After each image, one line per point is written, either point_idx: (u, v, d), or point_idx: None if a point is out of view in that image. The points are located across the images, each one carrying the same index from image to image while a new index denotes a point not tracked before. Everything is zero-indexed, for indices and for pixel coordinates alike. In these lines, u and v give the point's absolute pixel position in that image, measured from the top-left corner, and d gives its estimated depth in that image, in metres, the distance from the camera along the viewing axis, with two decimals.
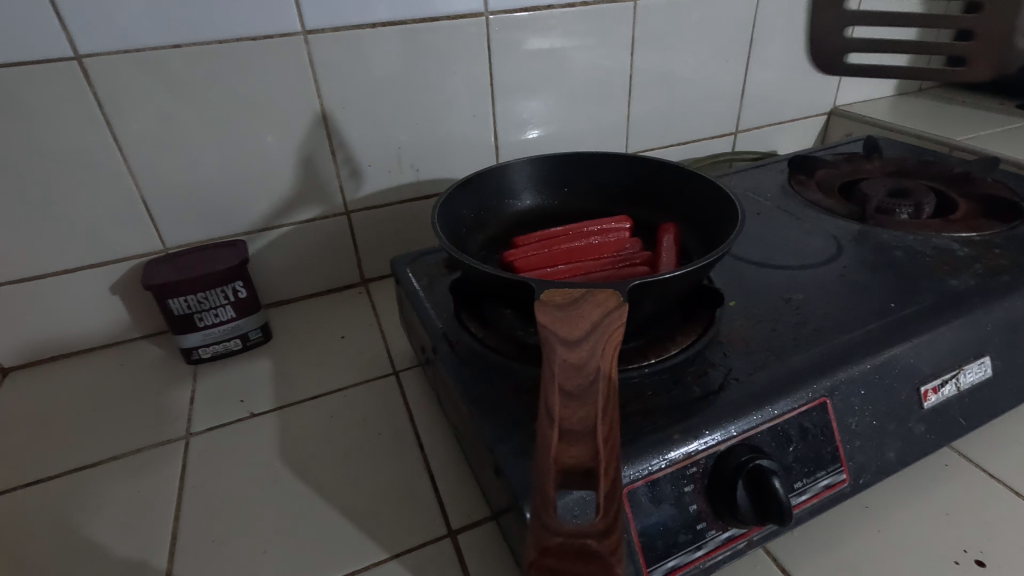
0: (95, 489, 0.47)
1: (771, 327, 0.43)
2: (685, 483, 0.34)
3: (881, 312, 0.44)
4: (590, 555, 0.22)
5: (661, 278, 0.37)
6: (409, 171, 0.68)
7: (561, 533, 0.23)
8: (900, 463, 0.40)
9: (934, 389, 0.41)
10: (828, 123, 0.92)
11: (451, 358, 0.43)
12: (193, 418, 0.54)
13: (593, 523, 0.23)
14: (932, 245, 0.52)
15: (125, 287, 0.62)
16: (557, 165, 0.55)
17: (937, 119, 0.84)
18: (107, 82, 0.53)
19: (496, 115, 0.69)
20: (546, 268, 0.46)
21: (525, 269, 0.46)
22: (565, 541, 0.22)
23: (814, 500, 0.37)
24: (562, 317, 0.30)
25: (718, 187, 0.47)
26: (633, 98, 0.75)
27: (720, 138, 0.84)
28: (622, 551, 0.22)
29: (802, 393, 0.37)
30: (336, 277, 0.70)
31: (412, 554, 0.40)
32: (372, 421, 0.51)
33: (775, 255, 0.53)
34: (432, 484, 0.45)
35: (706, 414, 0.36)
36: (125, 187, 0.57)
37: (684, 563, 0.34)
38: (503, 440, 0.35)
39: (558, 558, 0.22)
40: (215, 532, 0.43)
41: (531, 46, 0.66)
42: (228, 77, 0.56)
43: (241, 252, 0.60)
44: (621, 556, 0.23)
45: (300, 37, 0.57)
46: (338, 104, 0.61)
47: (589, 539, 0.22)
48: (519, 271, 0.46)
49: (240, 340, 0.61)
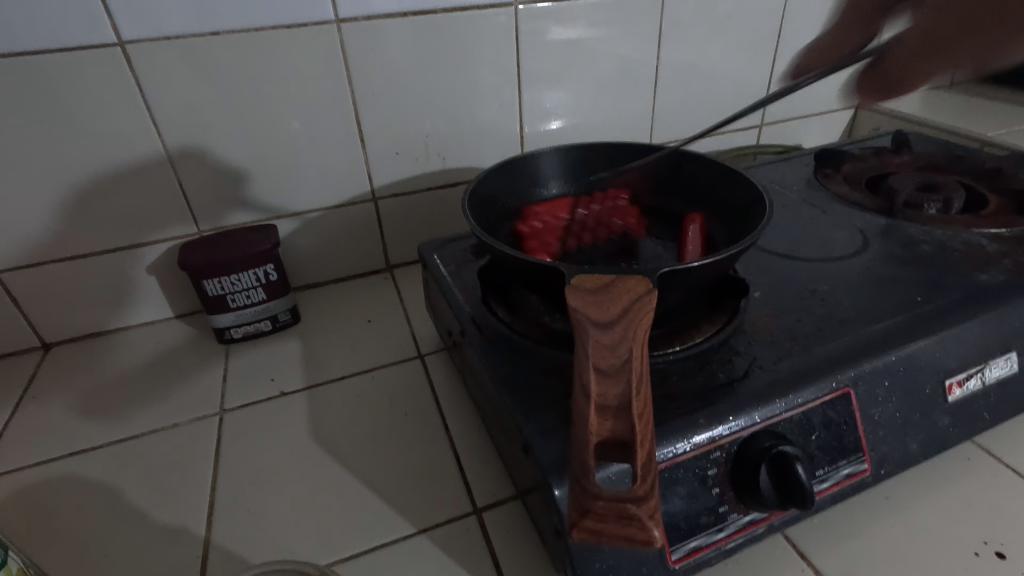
0: (135, 459, 0.50)
1: (796, 318, 0.43)
2: (709, 467, 0.35)
3: (908, 305, 0.44)
4: (630, 518, 0.24)
5: (689, 266, 0.37)
6: (436, 159, 0.69)
7: (603, 497, 0.24)
8: (923, 455, 0.40)
9: (959, 383, 0.41)
10: (856, 116, 0.91)
11: (479, 341, 0.44)
12: (225, 395, 0.56)
13: (632, 489, 0.24)
14: (961, 240, 0.52)
15: (161, 268, 0.64)
16: (584, 155, 0.56)
17: (969, 113, 0.83)
18: (148, 68, 0.55)
19: (522, 105, 0.70)
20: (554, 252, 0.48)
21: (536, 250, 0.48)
22: (608, 505, 0.24)
23: (835, 488, 0.37)
24: (593, 300, 0.31)
25: (746, 177, 0.47)
26: (658, 90, 0.75)
27: (745, 131, 0.84)
28: (660, 515, 0.24)
29: (827, 383, 0.38)
30: (362, 263, 0.72)
31: (438, 529, 0.41)
32: (399, 402, 0.53)
33: (800, 248, 0.53)
34: (457, 463, 0.46)
35: (731, 400, 0.37)
36: (163, 170, 0.59)
37: (706, 544, 0.35)
38: (531, 420, 0.36)
39: (600, 521, 0.24)
40: (249, 503, 0.44)
41: (559, 36, 0.67)
42: (262, 64, 0.58)
43: (272, 235, 0.62)
44: (660, 521, 0.24)
45: (333, 25, 0.58)
46: (368, 92, 0.62)
47: (629, 504, 0.24)
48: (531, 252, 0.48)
49: (270, 322, 0.63)
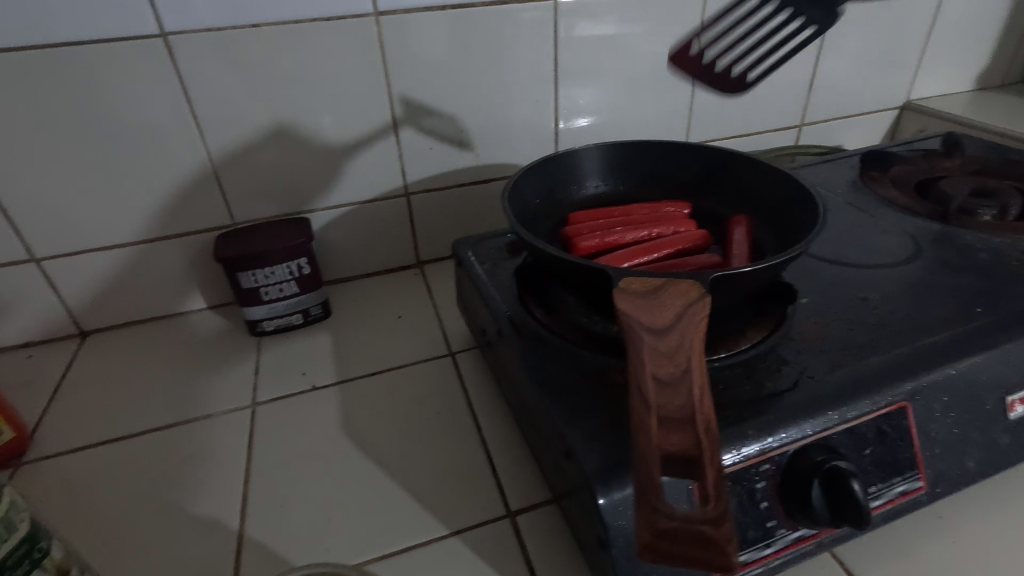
0: (170, 449, 0.50)
1: (847, 327, 0.42)
2: (757, 480, 0.34)
3: (966, 317, 0.42)
4: (704, 541, 0.23)
5: (739, 271, 0.36)
6: (469, 155, 0.68)
7: (674, 517, 0.23)
8: (981, 473, 0.38)
9: (1021, 399, 0.39)
10: (900, 117, 0.87)
11: (516, 341, 0.43)
12: (258, 388, 0.56)
13: (706, 511, 0.23)
14: (1019, 249, 0.50)
15: (196, 259, 0.64)
16: (625, 153, 0.54)
17: (1022, 116, 0.79)
18: (189, 60, 0.55)
19: (557, 102, 0.68)
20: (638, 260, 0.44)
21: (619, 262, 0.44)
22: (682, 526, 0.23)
23: (888, 506, 0.36)
24: (643, 304, 0.30)
25: (796, 180, 0.46)
26: (696, 88, 0.73)
27: (784, 131, 0.81)
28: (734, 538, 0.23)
29: (882, 396, 0.36)
30: (393, 258, 0.72)
31: (472, 532, 0.41)
32: (430, 400, 0.52)
33: (848, 253, 0.51)
34: (491, 465, 0.45)
35: (781, 411, 0.35)
36: (200, 162, 0.60)
37: (752, 560, 0.33)
38: (573, 425, 0.35)
39: (674, 543, 0.23)
40: (283, 498, 0.44)
41: (597, 31, 0.65)
42: (300, 57, 0.57)
43: (306, 229, 0.62)
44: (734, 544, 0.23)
45: (371, 19, 0.58)
46: (403, 87, 0.62)
47: (704, 526, 0.23)
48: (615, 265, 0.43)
49: (301, 315, 0.63)
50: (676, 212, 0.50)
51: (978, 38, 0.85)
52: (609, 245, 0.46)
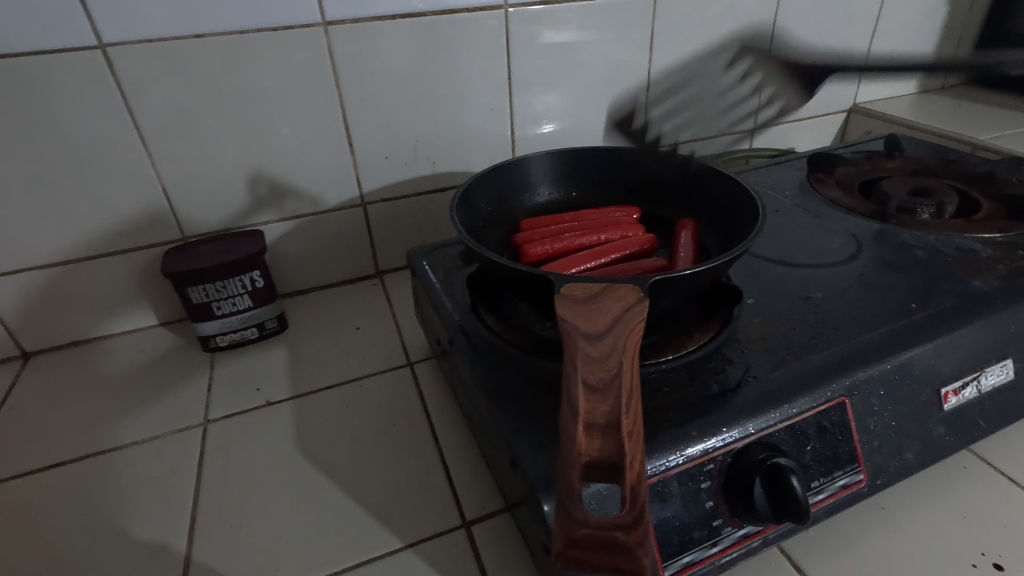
0: (116, 472, 0.48)
1: (790, 326, 0.43)
2: (702, 480, 0.34)
3: (902, 312, 0.43)
4: (617, 547, 0.22)
5: (680, 275, 0.37)
6: (426, 163, 0.68)
7: (589, 524, 0.23)
8: (918, 464, 0.39)
9: (955, 391, 0.41)
10: (847, 120, 0.90)
11: (468, 349, 0.43)
12: (210, 405, 0.54)
13: (620, 516, 0.23)
14: (954, 245, 0.52)
15: (145, 275, 0.63)
16: (576, 160, 0.55)
17: (960, 117, 0.83)
18: (130, 71, 0.53)
19: (513, 110, 0.69)
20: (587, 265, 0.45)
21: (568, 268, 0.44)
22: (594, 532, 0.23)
23: (830, 499, 0.37)
24: (580, 311, 0.31)
25: (738, 184, 0.47)
26: (650, 94, 0.74)
27: (737, 135, 0.83)
28: (649, 543, 0.23)
29: (821, 392, 0.37)
30: (352, 268, 0.71)
31: (427, 544, 0.40)
32: (388, 411, 0.52)
33: (794, 253, 0.52)
34: (447, 474, 0.45)
35: (724, 411, 0.36)
36: (146, 176, 0.58)
37: (699, 559, 0.34)
38: (521, 433, 0.35)
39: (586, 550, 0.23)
40: (233, 518, 0.43)
41: (549, 39, 0.66)
42: (248, 67, 0.56)
43: (258, 242, 0.60)
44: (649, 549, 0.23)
45: (320, 29, 0.57)
46: (357, 96, 0.61)
47: (617, 532, 0.23)
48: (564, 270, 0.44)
49: (256, 329, 0.62)
50: (626, 217, 0.51)
51: (918, 42, 0.88)
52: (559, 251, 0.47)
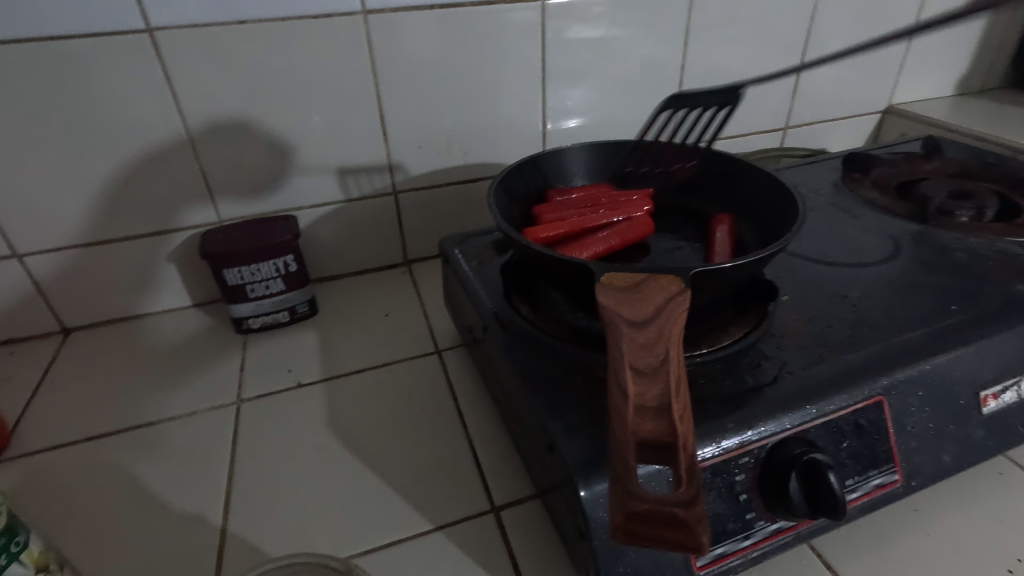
0: (154, 445, 0.50)
1: (827, 323, 0.42)
2: (737, 473, 0.34)
3: (942, 314, 0.43)
4: (675, 523, 0.23)
5: (721, 267, 0.36)
6: (457, 153, 0.68)
7: (647, 501, 0.23)
8: (956, 467, 0.39)
9: (995, 394, 0.40)
10: (882, 121, 0.89)
11: (501, 337, 0.44)
12: (243, 384, 0.56)
13: (678, 493, 0.23)
14: (995, 249, 0.51)
15: (181, 256, 0.64)
16: (611, 153, 0.55)
17: (1000, 121, 0.81)
18: (175, 55, 0.54)
19: (545, 102, 0.69)
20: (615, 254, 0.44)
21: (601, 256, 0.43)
22: (652, 507, 0.23)
23: (865, 498, 0.37)
24: (624, 299, 0.31)
25: (777, 179, 0.47)
26: (683, 90, 0.74)
27: (769, 133, 0.82)
28: (706, 521, 0.23)
29: (859, 390, 0.37)
30: (381, 256, 0.72)
31: (457, 526, 0.41)
32: (417, 397, 0.52)
33: (829, 252, 0.52)
34: (476, 460, 0.46)
35: (760, 405, 0.36)
36: (186, 159, 0.59)
37: (731, 551, 0.34)
38: (557, 419, 0.36)
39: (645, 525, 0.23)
40: (267, 494, 0.44)
41: (584, 33, 0.66)
42: (289, 55, 0.57)
43: (293, 226, 0.61)
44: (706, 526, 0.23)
45: (359, 17, 0.58)
46: (393, 85, 0.62)
47: (676, 508, 0.23)
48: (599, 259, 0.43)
49: (288, 313, 0.63)
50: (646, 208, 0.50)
51: (960, 44, 0.86)
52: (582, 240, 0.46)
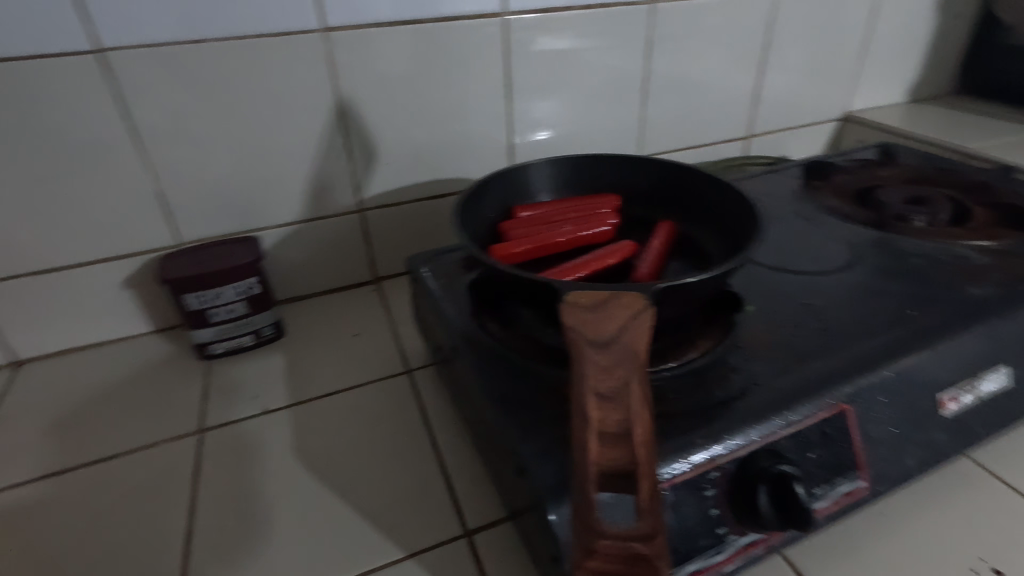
0: (111, 482, 0.47)
1: (791, 333, 0.43)
2: (706, 487, 0.34)
3: (901, 320, 0.43)
4: (635, 558, 0.23)
5: (683, 282, 0.37)
6: (423, 169, 0.68)
7: (608, 535, 0.23)
8: (920, 471, 0.39)
9: (954, 397, 0.41)
10: (841, 129, 0.91)
11: (470, 357, 0.43)
12: (207, 413, 0.54)
13: (639, 526, 0.23)
14: (950, 253, 0.52)
15: (139, 281, 0.62)
16: (575, 167, 0.55)
17: (951, 127, 0.84)
18: (127, 76, 0.53)
19: (511, 117, 0.69)
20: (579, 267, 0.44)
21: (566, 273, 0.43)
22: (613, 542, 0.23)
23: (833, 506, 0.37)
24: (588, 319, 0.30)
25: (738, 191, 0.47)
26: (647, 101, 0.75)
27: (733, 143, 0.84)
28: (667, 554, 0.23)
29: (823, 399, 0.37)
30: (349, 275, 0.71)
31: (428, 553, 0.40)
32: (387, 419, 0.51)
33: (793, 260, 0.53)
34: (448, 483, 0.45)
35: (728, 418, 0.36)
36: (142, 181, 0.57)
37: (704, 568, 0.34)
38: (525, 440, 0.35)
39: (605, 561, 0.23)
40: (230, 529, 0.43)
41: (548, 47, 0.66)
42: (247, 73, 0.56)
43: (256, 248, 0.60)
44: (665, 558, 0.23)
45: (319, 34, 0.57)
46: (355, 103, 0.61)
47: (636, 542, 0.23)
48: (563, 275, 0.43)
49: (253, 336, 0.61)
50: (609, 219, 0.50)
51: (910, 53, 0.90)
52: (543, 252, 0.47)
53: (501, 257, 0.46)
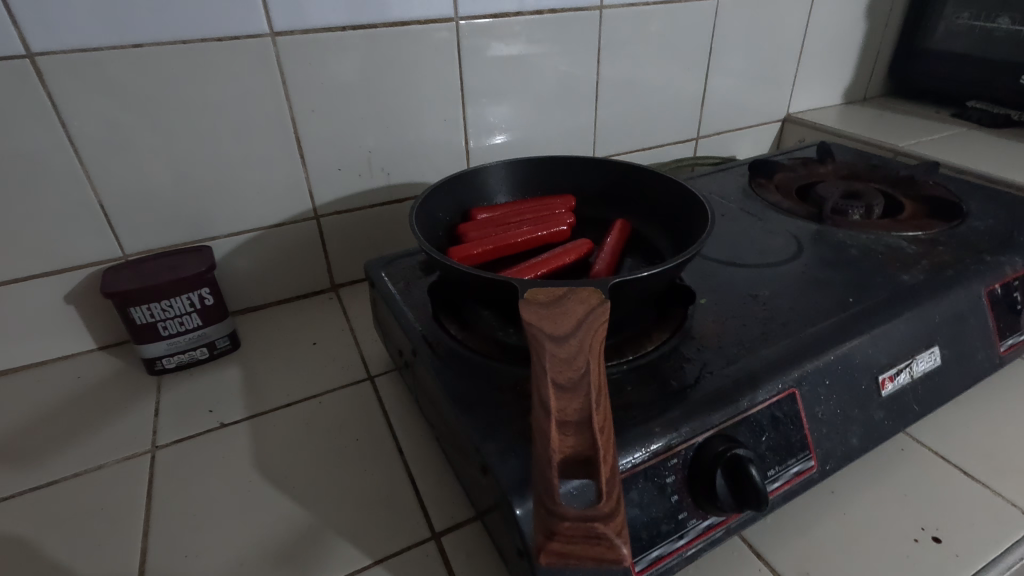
0: (56, 507, 0.45)
1: (741, 323, 0.45)
2: (666, 474, 0.35)
3: (841, 307, 0.46)
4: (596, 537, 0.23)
5: (637, 277, 0.38)
6: (380, 175, 0.67)
7: (568, 518, 0.23)
8: (863, 448, 0.42)
9: (891, 377, 0.44)
10: (782, 129, 0.96)
11: (431, 359, 0.43)
12: (159, 430, 0.52)
13: (598, 506, 0.23)
14: (884, 244, 0.55)
15: (82, 296, 0.59)
16: (531, 168, 0.56)
17: (881, 126, 0.89)
18: (63, 82, 0.50)
19: (466, 121, 0.69)
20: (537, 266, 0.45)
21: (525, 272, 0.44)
22: (574, 523, 0.23)
23: (786, 486, 0.39)
24: (547, 315, 0.31)
25: (686, 188, 0.49)
26: (599, 105, 0.77)
27: (682, 144, 0.87)
28: (627, 532, 0.23)
29: (772, 384, 0.39)
30: (306, 283, 0.69)
31: (396, 558, 0.40)
32: (350, 427, 0.51)
33: (741, 254, 0.55)
34: (414, 487, 0.45)
35: (684, 407, 0.37)
36: (82, 192, 0.55)
37: (667, 553, 0.35)
38: (489, 438, 0.36)
39: (567, 542, 0.23)
40: (188, 547, 0.41)
41: (501, 52, 0.67)
42: (193, 79, 0.55)
43: (207, 258, 0.58)
44: (626, 537, 0.23)
45: (267, 39, 0.56)
46: (308, 108, 0.61)
47: (596, 522, 0.23)
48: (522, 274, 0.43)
49: (206, 349, 0.59)
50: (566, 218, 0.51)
51: (842, 57, 0.95)
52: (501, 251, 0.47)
53: (460, 259, 0.46)
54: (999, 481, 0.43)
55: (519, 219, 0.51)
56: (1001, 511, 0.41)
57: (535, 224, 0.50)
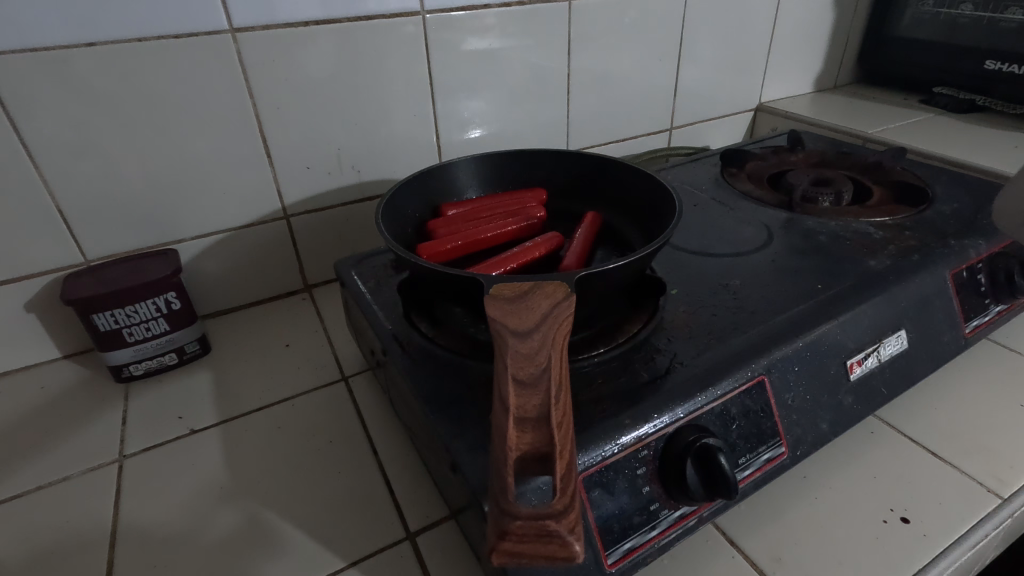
0: (18, 521, 0.44)
1: (711, 312, 0.45)
2: (638, 467, 0.35)
3: (810, 293, 0.46)
4: (549, 536, 0.23)
5: (605, 269, 0.37)
6: (350, 172, 0.66)
7: (521, 517, 0.23)
8: (833, 433, 0.42)
9: (859, 361, 0.44)
10: (755, 118, 0.96)
11: (402, 358, 0.43)
12: (126, 439, 0.51)
13: (551, 504, 0.23)
14: (852, 230, 0.56)
15: (43, 304, 0.58)
16: (500, 163, 0.56)
17: (852, 113, 0.90)
18: (11, 83, 0.48)
19: (437, 115, 0.68)
20: (506, 262, 0.44)
21: (492, 268, 0.43)
22: (526, 523, 0.23)
23: (757, 474, 0.39)
24: (511, 309, 0.31)
25: (656, 178, 0.49)
26: (571, 97, 0.76)
27: (656, 134, 0.87)
28: (580, 530, 0.23)
29: (741, 373, 0.39)
30: (278, 284, 0.68)
31: (370, 561, 0.39)
32: (323, 429, 0.50)
33: (712, 244, 0.55)
34: (388, 487, 0.44)
35: (655, 398, 0.37)
36: (36, 197, 0.53)
37: (639, 544, 0.35)
38: (459, 436, 0.35)
39: (519, 542, 0.23)
40: (156, 557, 0.40)
41: (470, 45, 0.66)
42: (151, 77, 0.53)
43: (173, 261, 0.57)
44: (580, 534, 0.23)
45: (227, 35, 0.54)
46: (272, 105, 0.59)
47: (549, 522, 0.23)
48: (489, 270, 0.43)
49: (175, 354, 0.58)
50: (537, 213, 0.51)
51: (812, 45, 0.96)
52: (467, 246, 0.47)
53: (429, 256, 0.45)
54: (964, 460, 0.44)
55: (489, 216, 0.50)
56: (967, 489, 0.42)
57: (504, 220, 0.49)
